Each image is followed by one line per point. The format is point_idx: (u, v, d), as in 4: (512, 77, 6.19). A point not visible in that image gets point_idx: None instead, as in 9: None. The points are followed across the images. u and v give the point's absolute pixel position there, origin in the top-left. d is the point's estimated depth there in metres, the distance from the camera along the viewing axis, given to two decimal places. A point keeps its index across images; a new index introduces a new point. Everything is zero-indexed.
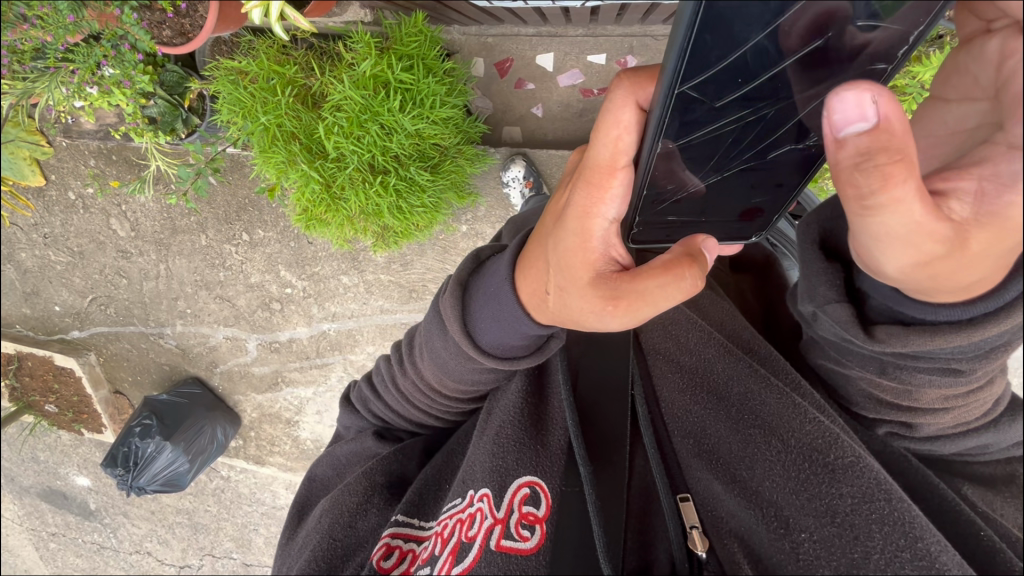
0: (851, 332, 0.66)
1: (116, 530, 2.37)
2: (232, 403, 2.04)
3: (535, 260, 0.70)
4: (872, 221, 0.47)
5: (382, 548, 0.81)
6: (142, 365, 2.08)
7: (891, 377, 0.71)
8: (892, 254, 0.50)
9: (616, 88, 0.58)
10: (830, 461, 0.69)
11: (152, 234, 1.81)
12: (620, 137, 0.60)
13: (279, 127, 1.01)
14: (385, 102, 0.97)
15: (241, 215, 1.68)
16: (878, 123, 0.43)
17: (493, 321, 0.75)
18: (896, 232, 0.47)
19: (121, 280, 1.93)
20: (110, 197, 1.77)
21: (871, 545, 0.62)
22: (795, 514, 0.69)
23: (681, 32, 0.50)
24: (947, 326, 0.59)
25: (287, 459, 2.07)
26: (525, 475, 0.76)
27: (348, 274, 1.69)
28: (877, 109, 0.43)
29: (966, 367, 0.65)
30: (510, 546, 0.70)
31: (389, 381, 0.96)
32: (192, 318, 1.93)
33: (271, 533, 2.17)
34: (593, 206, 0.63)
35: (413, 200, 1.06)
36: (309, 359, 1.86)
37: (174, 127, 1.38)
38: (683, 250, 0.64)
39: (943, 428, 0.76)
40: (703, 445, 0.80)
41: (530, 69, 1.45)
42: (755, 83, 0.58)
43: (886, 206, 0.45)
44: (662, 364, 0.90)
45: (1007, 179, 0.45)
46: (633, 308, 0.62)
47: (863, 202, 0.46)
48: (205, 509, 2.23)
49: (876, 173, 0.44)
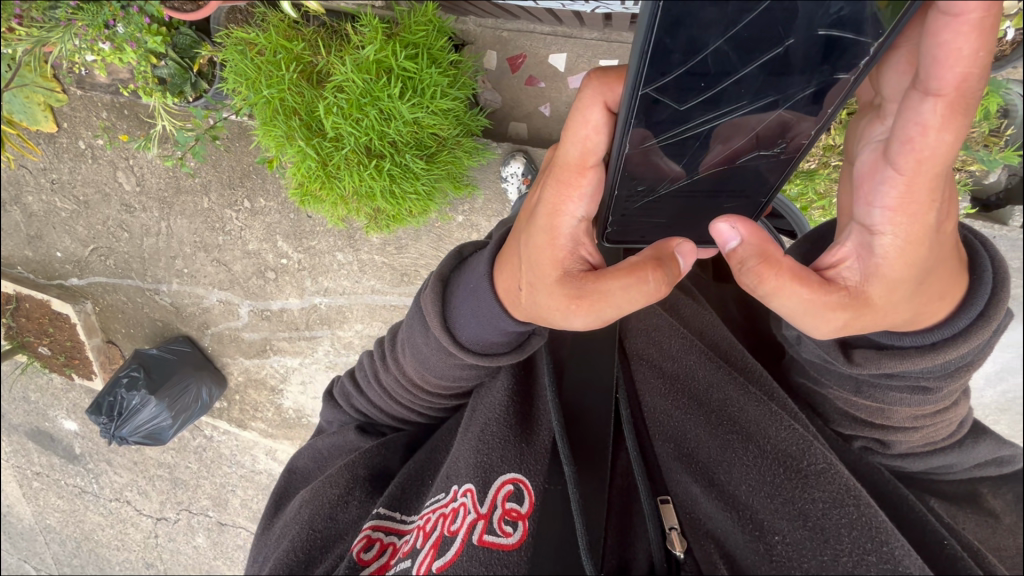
0: (833, 355, 0.72)
1: (98, 476, 2.42)
2: (219, 365, 2.08)
3: (510, 256, 0.73)
4: (777, 302, 0.62)
5: (362, 540, 0.80)
6: (135, 319, 2.11)
7: (866, 396, 0.75)
8: (809, 325, 0.63)
9: (585, 89, 0.61)
10: (804, 467, 0.71)
11: (156, 191, 1.83)
12: (589, 137, 0.63)
13: (281, 101, 1.03)
14: (386, 87, 0.98)
15: (244, 182, 1.70)
16: (743, 240, 0.61)
17: (472, 318, 0.78)
18: (795, 307, 0.61)
19: (123, 233, 1.96)
20: (119, 150, 1.79)
21: (841, 547, 0.65)
22: (768, 517, 0.71)
23: (640, 39, 0.53)
24: (913, 351, 0.66)
25: (268, 425, 2.11)
26: (509, 472, 0.77)
27: (344, 251, 1.71)
28: (737, 229, 0.62)
29: (934, 385, 0.70)
30: (491, 541, 0.71)
31: (373, 377, 0.98)
32: (188, 278, 1.96)
33: (248, 495, 2.22)
34: (562, 204, 0.66)
35: (406, 186, 1.08)
36: (298, 330, 1.89)
37: (183, 89, 1.38)
38: (653, 254, 0.66)
39: (914, 446, 0.81)
40: (683, 449, 0.81)
41: (541, 67, 1.45)
42: (717, 88, 0.60)
43: (774, 291, 0.61)
44: (644, 369, 0.90)
45: (869, 249, 0.59)
46: (596, 307, 0.65)
47: (756, 294, 0.62)
48: (185, 465, 2.28)
49: (751, 274, 0.61)
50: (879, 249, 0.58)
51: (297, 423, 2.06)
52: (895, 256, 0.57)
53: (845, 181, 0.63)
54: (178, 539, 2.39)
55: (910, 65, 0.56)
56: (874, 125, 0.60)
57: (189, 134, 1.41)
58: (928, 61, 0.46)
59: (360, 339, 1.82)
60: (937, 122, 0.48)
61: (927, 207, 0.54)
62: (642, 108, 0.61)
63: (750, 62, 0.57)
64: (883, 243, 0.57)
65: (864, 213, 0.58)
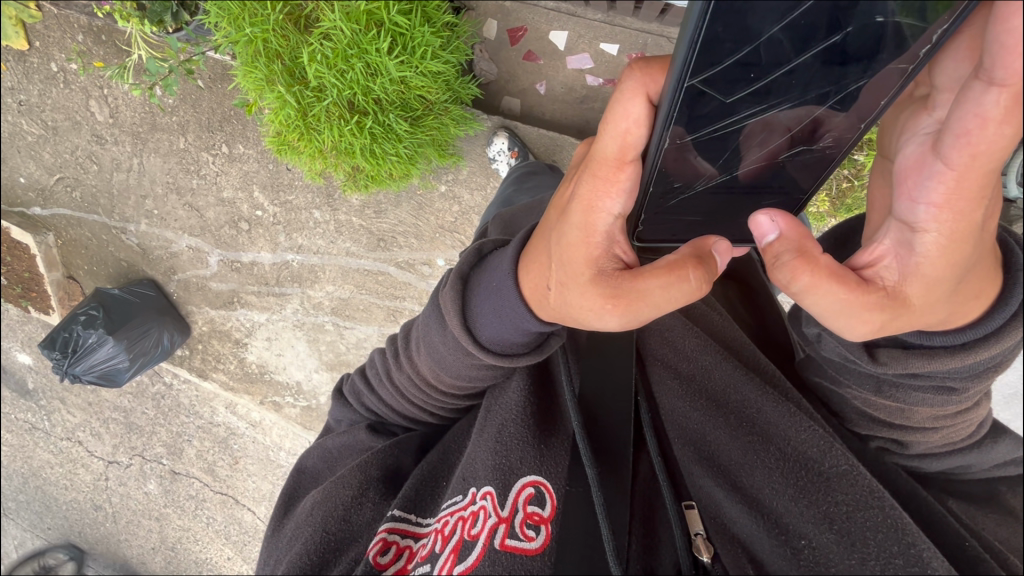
0: (856, 354, 0.69)
1: (50, 413, 2.37)
2: (184, 313, 2.03)
3: (537, 254, 0.70)
4: (812, 303, 0.57)
5: (378, 543, 0.76)
6: (100, 256, 2.04)
7: (887, 396, 0.72)
8: (845, 326, 0.58)
9: (626, 79, 0.55)
10: (825, 469, 0.67)
11: (131, 125, 1.76)
12: (629, 130, 0.58)
13: (264, 42, 0.98)
14: (375, 41, 0.94)
15: (224, 126, 1.64)
16: (782, 234, 0.56)
17: (495, 317, 0.74)
18: (834, 308, 0.56)
19: (92, 165, 1.88)
20: (93, 77, 1.72)
21: (868, 551, 0.60)
22: (794, 521, 0.66)
23: (687, 35, 0.49)
24: (942, 350, 0.64)
25: (229, 378, 2.07)
26: (530, 474, 0.74)
27: (321, 210, 1.67)
28: (770, 224, 0.57)
29: (959, 386, 0.67)
30: (514, 545, 0.67)
31: (384, 375, 0.95)
32: (158, 220, 1.89)
33: (204, 447, 2.20)
34: (598, 200, 0.62)
35: (387, 147, 1.05)
36: (268, 285, 1.85)
37: (163, 19, 1.30)
38: (692, 252, 0.64)
39: (933, 446, 0.78)
40: (703, 452, 0.76)
41: (541, 43, 1.43)
42: (766, 80, 0.56)
43: (809, 289, 0.55)
44: (660, 370, 0.86)
45: (909, 247, 0.53)
46: (634, 308, 0.62)
47: (789, 290, 0.57)
48: (142, 411, 2.24)
49: (788, 268, 0.56)
50: (918, 246, 0.52)
51: (259, 378, 2.03)
52: (937, 256, 0.52)
53: (876, 176, 0.60)
54: (128, 483, 2.35)
55: (973, 50, 0.51)
56: (919, 117, 0.54)
57: (161, 65, 1.36)
58: (992, 48, 0.41)
59: (330, 301, 1.79)
60: (999, 114, 0.43)
61: (977, 204, 0.49)
62: (685, 102, 0.56)
63: (807, 50, 0.53)
64: (925, 240, 0.52)
65: (904, 208, 0.53)
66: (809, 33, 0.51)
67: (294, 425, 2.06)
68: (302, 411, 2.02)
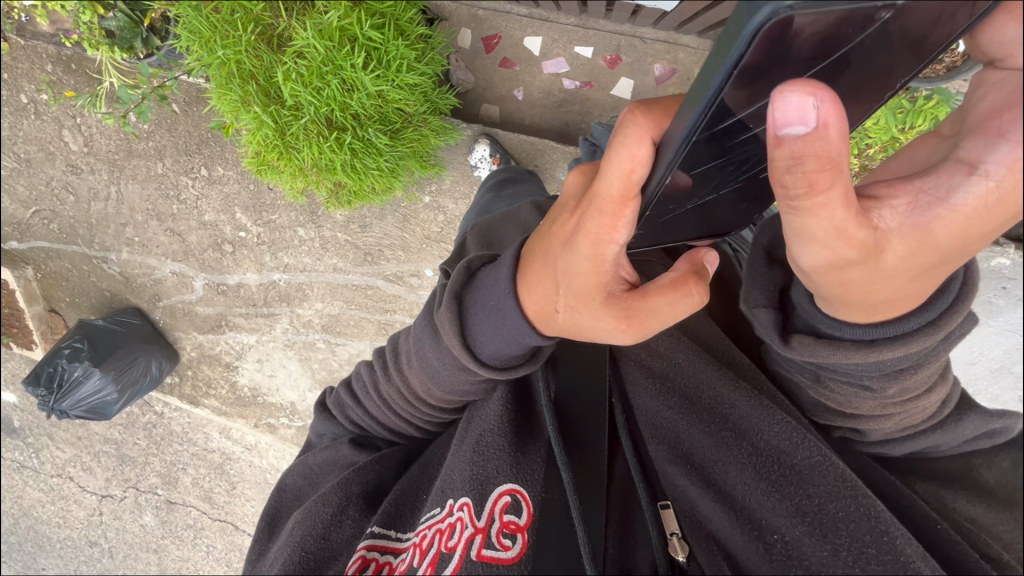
0: (771, 337, 0.66)
1: (38, 450, 2.32)
2: (172, 340, 2.00)
3: (541, 275, 0.69)
4: (802, 221, 0.43)
5: (356, 561, 0.77)
6: (81, 287, 2.01)
7: (824, 386, 0.69)
8: (806, 254, 0.46)
9: (630, 124, 0.52)
10: (797, 462, 0.68)
11: (106, 153, 1.73)
12: (633, 169, 0.55)
13: (238, 64, 0.97)
14: (349, 56, 0.94)
15: (202, 149, 1.63)
16: (817, 128, 0.38)
17: (495, 334, 0.74)
18: (817, 234, 0.43)
19: (69, 196, 1.85)
20: (65, 107, 1.70)
21: (840, 542, 0.62)
22: (767, 515, 0.67)
23: (707, 92, 0.42)
24: (849, 343, 0.59)
25: (222, 403, 2.04)
26: (505, 483, 0.73)
27: (305, 227, 1.66)
28: (818, 113, 0.37)
29: (877, 384, 0.64)
30: (490, 556, 0.67)
31: (371, 388, 0.94)
32: (139, 248, 1.87)
33: (199, 474, 2.15)
34: (607, 234, 0.61)
35: (368, 162, 1.05)
36: (256, 307, 1.83)
37: (133, 44, 1.28)
38: (688, 267, 0.67)
39: (892, 431, 0.75)
40: (677, 450, 0.77)
41: (516, 50, 1.44)
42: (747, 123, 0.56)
43: (810, 208, 0.41)
44: (633, 369, 0.87)
45: (946, 195, 0.41)
46: (644, 326, 0.65)
47: (788, 204, 0.42)
48: (134, 442, 2.20)
49: (811, 177, 0.40)
50: (958, 196, 0.41)
51: (252, 401, 2.00)
52: (959, 219, 0.41)
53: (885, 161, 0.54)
54: (123, 517, 2.30)
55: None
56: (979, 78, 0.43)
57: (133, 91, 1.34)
58: None
59: (320, 318, 1.78)
60: None
61: None
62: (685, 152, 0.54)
63: None
64: (971, 194, 0.40)
65: (975, 145, 0.40)
66: None
67: (290, 446, 2.02)
68: (297, 430, 1.99)
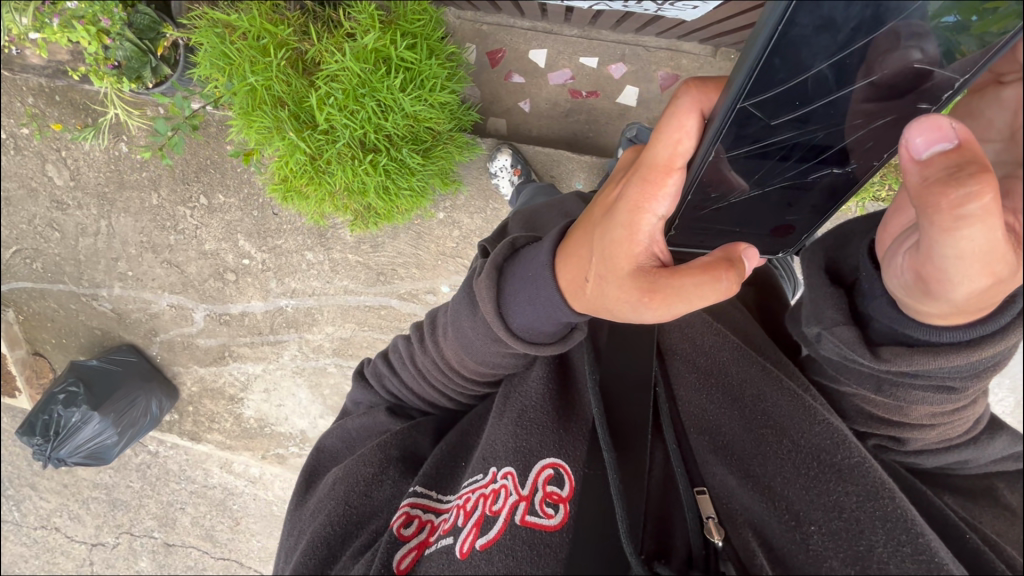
0: (858, 352, 0.67)
1: (19, 502, 2.19)
2: (170, 375, 1.92)
3: (577, 244, 0.66)
4: (955, 237, 0.43)
5: (400, 515, 0.73)
6: (69, 327, 1.90)
7: (887, 395, 0.70)
8: (965, 272, 0.47)
9: (681, 95, 0.56)
10: (837, 461, 0.64)
11: (95, 186, 1.68)
12: (680, 140, 0.58)
13: (267, 90, 0.98)
14: (385, 78, 0.96)
15: (201, 176, 1.61)
16: (962, 143, 0.41)
17: (529, 304, 0.70)
18: (976, 248, 0.43)
19: (53, 233, 1.77)
20: (49, 141, 1.65)
21: (875, 539, 0.58)
22: (804, 509, 0.63)
23: (754, 53, 0.49)
24: (949, 347, 0.60)
25: (226, 437, 1.96)
26: (549, 456, 0.71)
27: (314, 251, 1.63)
28: (956, 131, 0.41)
29: (960, 385, 0.65)
30: (534, 522, 0.66)
31: (406, 358, 0.89)
32: (133, 282, 1.79)
33: (200, 513, 2.06)
34: (645, 202, 0.60)
35: (401, 181, 1.06)
36: (262, 335, 1.77)
37: (141, 73, 1.26)
38: (722, 252, 0.57)
39: (929, 443, 0.76)
40: (718, 441, 0.73)
41: (521, 62, 1.46)
42: (809, 107, 0.58)
43: (977, 217, 0.41)
44: (678, 364, 0.83)
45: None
46: (668, 303, 0.57)
47: (953, 216, 0.42)
48: (126, 485, 2.09)
49: (975, 181, 0.40)
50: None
51: (258, 433, 1.93)
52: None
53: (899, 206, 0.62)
54: (117, 565, 2.17)
55: None
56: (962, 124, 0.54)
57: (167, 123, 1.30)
58: None
59: (331, 342, 1.73)
60: None
61: None
62: (735, 120, 0.56)
63: (846, 84, 0.55)
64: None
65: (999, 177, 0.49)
66: (844, 69, 0.53)
67: None
68: None
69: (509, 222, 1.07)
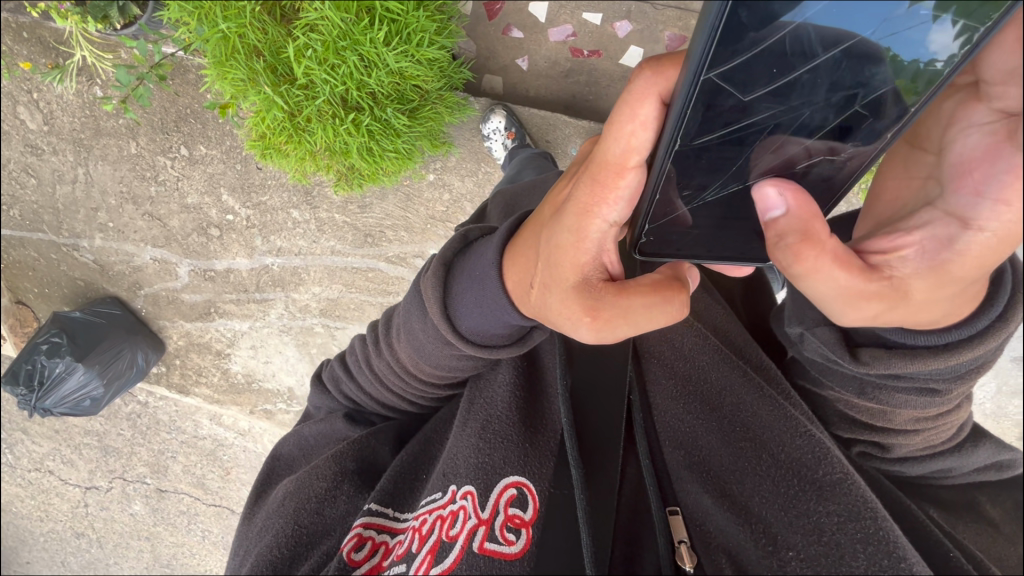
0: (838, 353, 0.66)
1: (13, 445, 2.21)
2: (156, 329, 1.90)
3: (524, 246, 0.64)
4: (811, 287, 0.50)
5: (352, 538, 0.71)
6: (51, 277, 1.86)
7: (869, 398, 0.69)
8: (851, 313, 0.52)
9: (635, 79, 0.49)
10: (818, 477, 0.64)
11: (70, 132, 1.60)
12: (635, 133, 0.51)
13: (240, 37, 0.92)
14: (367, 29, 0.90)
15: (180, 126, 1.54)
16: (789, 210, 0.50)
17: (475, 307, 0.68)
18: (839, 293, 0.49)
19: (30, 179, 1.70)
20: (20, 80, 1.56)
21: (856, 565, 0.57)
22: (782, 531, 0.63)
23: (704, 35, 0.41)
24: (925, 350, 0.60)
25: (214, 391, 1.96)
26: (513, 475, 0.70)
27: (299, 209, 1.58)
28: (784, 199, 0.50)
29: (943, 387, 0.64)
30: (493, 549, 0.64)
31: (362, 362, 0.88)
32: (114, 233, 1.74)
33: (191, 462, 2.09)
34: (594, 205, 0.56)
35: (385, 143, 1.03)
36: (247, 292, 1.74)
37: (107, 13, 1.19)
38: (669, 274, 0.62)
39: (914, 449, 0.76)
40: (694, 457, 0.73)
41: (520, 16, 1.38)
42: (790, 76, 0.46)
43: (809, 275, 0.49)
44: (655, 368, 0.81)
45: (947, 241, 0.46)
46: (611, 323, 0.59)
47: (787, 271, 0.51)
48: (117, 433, 2.11)
49: (792, 251, 0.49)
50: (959, 243, 0.46)
51: (246, 388, 1.93)
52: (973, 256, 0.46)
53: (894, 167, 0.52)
54: (111, 507, 2.22)
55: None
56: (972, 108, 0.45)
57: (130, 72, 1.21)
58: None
59: (317, 302, 1.70)
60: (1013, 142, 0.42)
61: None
62: (703, 96, 0.46)
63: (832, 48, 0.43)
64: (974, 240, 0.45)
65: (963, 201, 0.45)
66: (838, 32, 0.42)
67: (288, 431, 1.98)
68: (296, 415, 1.94)
69: (491, 205, 1.06)
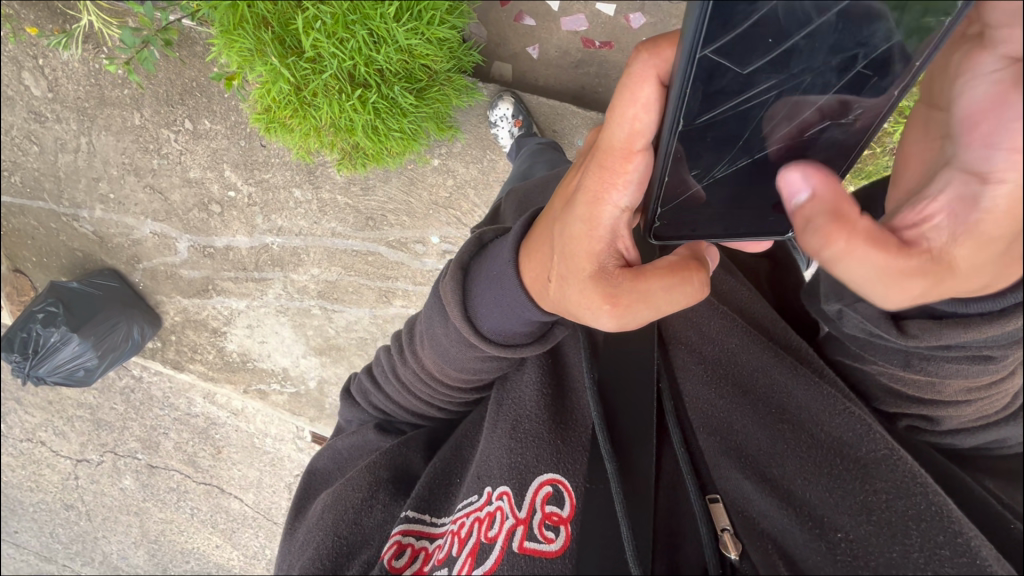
0: (883, 328, 0.64)
1: (5, 415, 2.21)
2: (153, 304, 1.89)
3: (538, 240, 0.64)
4: (843, 276, 0.43)
5: (392, 546, 0.73)
6: (50, 247, 1.85)
7: (917, 370, 0.67)
8: (889, 300, 0.45)
9: (633, 62, 0.48)
10: (861, 455, 0.63)
11: (74, 101, 1.59)
12: (636, 116, 0.50)
13: (250, 7, 0.91)
14: (379, 5, 0.89)
15: (185, 99, 1.53)
16: (816, 194, 0.43)
17: (496, 306, 0.68)
18: (872, 278, 0.43)
19: (31, 145, 1.69)
20: (25, 45, 1.55)
21: (910, 543, 0.56)
22: (829, 513, 0.62)
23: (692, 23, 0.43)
24: (977, 317, 0.57)
25: (209, 368, 1.95)
26: (547, 472, 0.70)
27: (302, 188, 1.58)
28: (810, 181, 0.43)
29: (997, 353, 0.62)
30: (533, 548, 0.64)
31: (389, 371, 0.87)
32: (115, 205, 1.73)
33: (182, 439, 2.09)
34: (604, 192, 0.56)
35: (391, 122, 1.02)
36: (246, 271, 1.74)
37: None
38: (689, 254, 0.60)
39: (967, 421, 0.73)
40: (729, 441, 0.72)
41: (533, 4, 1.36)
42: (788, 44, 0.47)
43: (845, 258, 0.42)
44: (684, 355, 0.81)
45: (970, 202, 0.42)
46: (631, 308, 0.58)
47: (822, 259, 0.43)
48: (111, 406, 2.11)
49: (825, 236, 0.42)
50: (985, 201, 0.41)
51: (241, 367, 1.92)
52: (1003, 211, 0.41)
53: (915, 129, 0.49)
54: (101, 481, 2.22)
55: None
56: (977, 58, 0.42)
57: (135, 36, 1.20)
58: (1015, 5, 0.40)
59: (316, 284, 1.70)
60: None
61: None
62: (701, 76, 0.47)
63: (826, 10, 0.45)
64: (997, 193, 0.41)
65: (976, 156, 0.42)
66: None
67: (281, 412, 1.96)
68: (290, 397, 1.92)
69: (504, 202, 1.03)
